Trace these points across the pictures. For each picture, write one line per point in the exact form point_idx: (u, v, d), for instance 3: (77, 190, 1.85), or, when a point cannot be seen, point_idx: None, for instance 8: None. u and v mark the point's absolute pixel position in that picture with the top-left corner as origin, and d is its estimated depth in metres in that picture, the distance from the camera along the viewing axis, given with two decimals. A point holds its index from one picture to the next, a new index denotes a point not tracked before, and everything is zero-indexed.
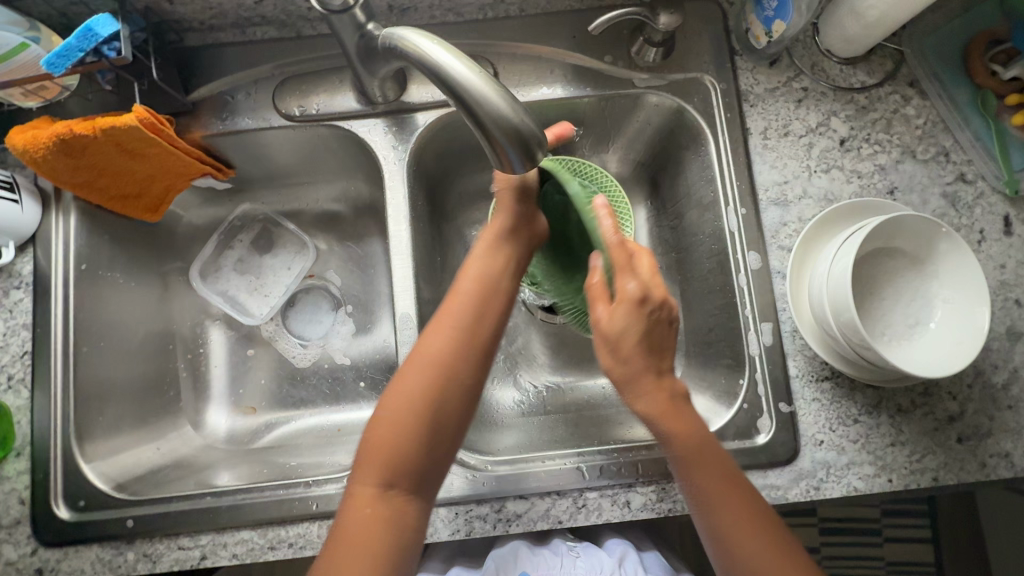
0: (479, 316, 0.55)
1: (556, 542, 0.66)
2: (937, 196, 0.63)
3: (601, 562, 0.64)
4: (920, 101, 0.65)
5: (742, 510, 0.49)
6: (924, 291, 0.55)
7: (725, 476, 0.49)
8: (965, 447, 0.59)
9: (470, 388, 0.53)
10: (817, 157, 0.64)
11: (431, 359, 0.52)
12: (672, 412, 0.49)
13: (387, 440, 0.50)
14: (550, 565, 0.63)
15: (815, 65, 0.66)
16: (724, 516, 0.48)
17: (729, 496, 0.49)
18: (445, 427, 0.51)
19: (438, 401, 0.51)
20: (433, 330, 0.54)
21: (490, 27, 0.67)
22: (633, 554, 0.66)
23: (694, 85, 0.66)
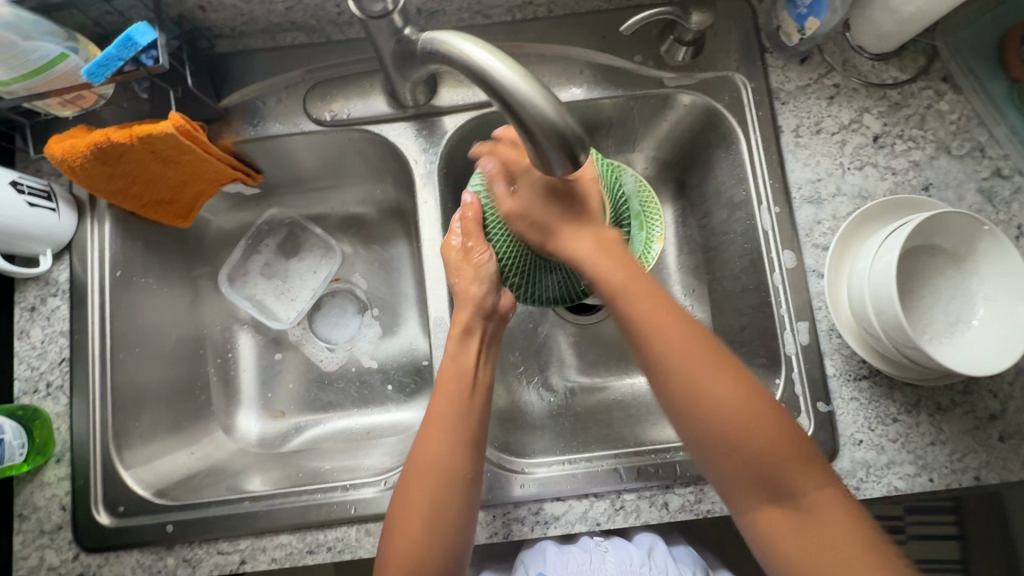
0: (464, 414, 0.54)
1: (583, 539, 0.65)
2: (974, 192, 0.62)
3: (630, 555, 0.63)
4: (954, 97, 0.64)
5: (704, 358, 0.48)
6: (965, 288, 0.54)
7: (674, 318, 0.50)
8: (1006, 445, 0.58)
9: (469, 480, 0.53)
10: (850, 154, 0.63)
11: (425, 475, 0.52)
12: (605, 250, 0.52)
13: (403, 544, 0.51)
14: (579, 561, 0.61)
15: (846, 61, 0.65)
16: (726, 411, 0.47)
17: (712, 381, 0.48)
18: (454, 522, 0.51)
19: (439, 497, 0.51)
20: (422, 440, 0.54)
21: (518, 29, 0.67)
22: (662, 546, 0.66)
23: (724, 83, 0.66)
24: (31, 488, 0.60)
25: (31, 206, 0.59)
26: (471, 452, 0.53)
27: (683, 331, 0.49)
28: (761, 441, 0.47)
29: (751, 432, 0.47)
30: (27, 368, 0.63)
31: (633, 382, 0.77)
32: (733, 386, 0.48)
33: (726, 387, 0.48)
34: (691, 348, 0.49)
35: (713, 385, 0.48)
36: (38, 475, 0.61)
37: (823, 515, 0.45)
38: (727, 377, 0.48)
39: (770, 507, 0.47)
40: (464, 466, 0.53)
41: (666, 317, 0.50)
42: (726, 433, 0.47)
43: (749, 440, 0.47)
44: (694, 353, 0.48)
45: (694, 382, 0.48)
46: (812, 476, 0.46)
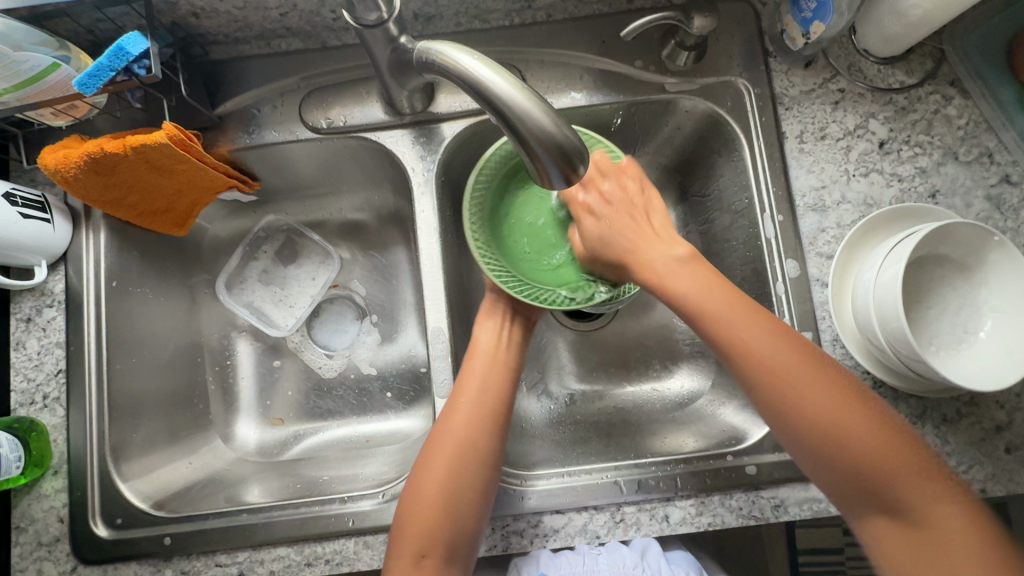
0: (485, 391, 0.57)
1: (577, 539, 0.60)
2: (981, 199, 0.61)
3: (624, 557, 0.58)
4: (962, 101, 0.63)
5: (804, 374, 0.49)
6: (972, 299, 0.53)
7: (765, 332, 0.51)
8: (1013, 457, 0.57)
9: (489, 461, 0.54)
10: (856, 161, 0.62)
11: (442, 450, 0.54)
12: (696, 281, 0.55)
13: (420, 518, 0.52)
14: (572, 563, 0.57)
15: (851, 66, 0.64)
16: (829, 420, 0.48)
17: (814, 391, 0.49)
18: (473, 495, 0.53)
19: (453, 478, 0.53)
20: (444, 417, 0.56)
21: (516, 34, 0.66)
22: (656, 547, 0.60)
23: (727, 88, 0.64)
24: (29, 501, 0.60)
25: (25, 217, 0.58)
26: (494, 429, 0.56)
27: (776, 344, 0.51)
28: (879, 454, 0.47)
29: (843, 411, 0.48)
30: (23, 380, 0.62)
31: (634, 389, 0.76)
32: (818, 375, 0.49)
33: (838, 404, 0.48)
34: (794, 368, 0.50)
35: (835, 418, 0.48)
36: (35, 486, 0.61)
37: (938, 532, 0.44)
38: (827, 389, 0.49)
39: (876, 515, 0.47)
40: (488, 440, 0.55)
41: (775, 336, 0.51)
42: (829, 438, 0.48)
43: (858, 447, 0.47)
44: (799, 365, 0.50)
45: (799, 401, 0.49)
46: (927, 489, 0.45)
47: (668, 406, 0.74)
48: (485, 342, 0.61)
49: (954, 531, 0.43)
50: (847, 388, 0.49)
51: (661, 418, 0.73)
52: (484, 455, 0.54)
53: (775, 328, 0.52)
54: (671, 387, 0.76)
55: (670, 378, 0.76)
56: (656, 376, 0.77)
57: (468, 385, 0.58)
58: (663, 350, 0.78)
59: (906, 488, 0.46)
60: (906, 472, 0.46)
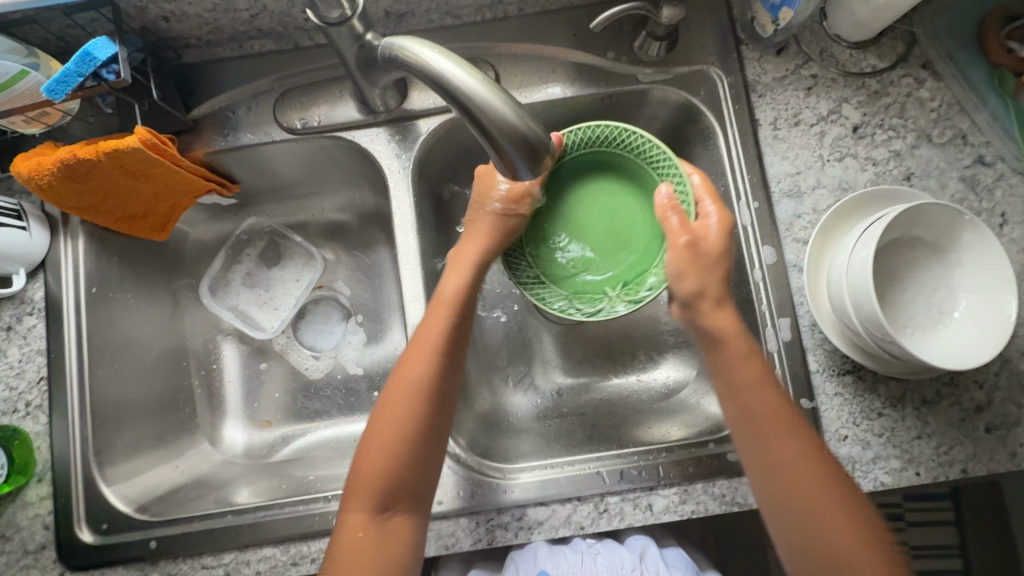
0: (447, 346, 0.56)
1: (575, 542, 0.66)
2: (956, 180, 0.61)
3: (621, 559, 0.65)
4: (934, 84, 0.63)
5: (799, 457, 0.50)
6: (946, 280, 0.53)
7: (783, 421, 0.51)
8: (993, 437, 0.57)
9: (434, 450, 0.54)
10: (830, 146, 0.62)
11: (393, 417, 0.53)
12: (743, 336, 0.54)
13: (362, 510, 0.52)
14: (570, 562, 0.62)
15: (822, 51, 0.64)
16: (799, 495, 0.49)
17: (798, 465, 0.49)
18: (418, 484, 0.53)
19: (395, 453, 0.52)
20: (402, 373, 0.55)
21: (489, 29, 0.66)
22: (654, 549, 0.67)
23: (701, 77, 0.65)
24: (14, 509, 0.60)
25: (0, 226, 0.58)
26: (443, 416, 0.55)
27: (789, 440, 0.50)
28: (840, 541, 0.47)
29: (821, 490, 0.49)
30: (5, 388, 0.62)
31: (620, 381, 0.77)
32: (809, 453, 0.50)
33: (842, 528, 0.47)
34: (790, 455, 0.50)
35: (806, 494, 0.49)
36: (20, 495, 0.61)
37: None
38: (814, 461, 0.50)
39: None
40: (437, 426, 0.54)
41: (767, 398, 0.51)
42: (804, 515, 0.48)
43: (826, 532, 0.48)
44: (788, 437, 0.50)
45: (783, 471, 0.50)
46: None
47: (654, 396, 0.74)
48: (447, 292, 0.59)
49: None
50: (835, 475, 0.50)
51: (646, 409, 0.73)
52: (432, 440, 0.54)
53: (775, 394, 0.52)
54: (657, 377, 0.76)
55: (655, 368, 0.76)
56: (642, 368, 0.77)
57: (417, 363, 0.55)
58: (648, 341, 0.78)
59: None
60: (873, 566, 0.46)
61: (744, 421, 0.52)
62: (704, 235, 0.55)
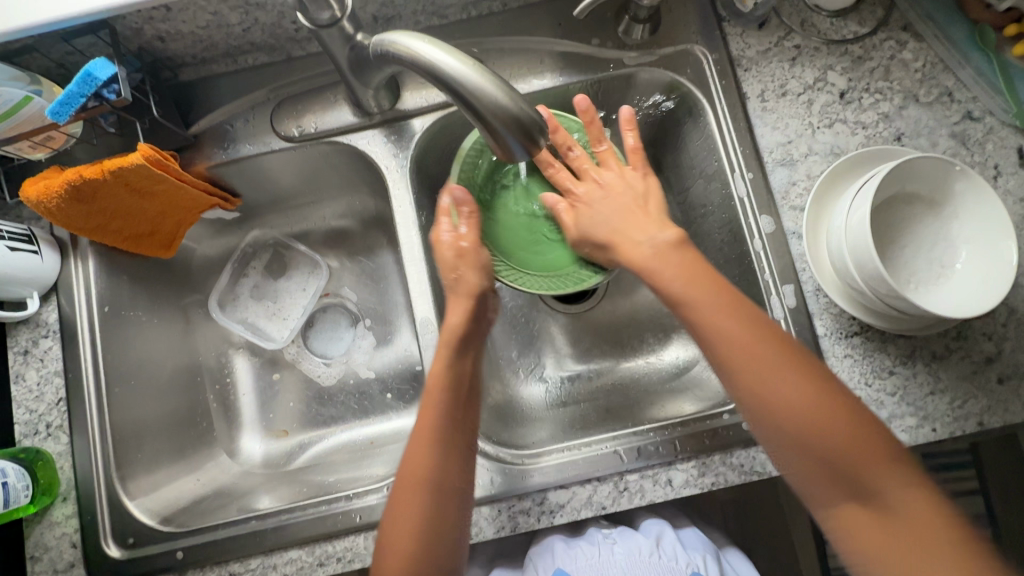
0: (458, 395, 0.55)
1: (591, 533, 0.69)
2: (946, 137, 0.62)
3: (638, 545, 0.67)
4: (916, 45, 0.64)
5: (778, 365, 0.47)
6: (945, 233, 0.54)
7: (753, 339, 0.48)
8: (1007, 387, 0.57)
9: (459, 496, 0.53)
10: (819, 114, 0.63)
11: (419, 476, 0.52)
12: (667, 260, 0.52)
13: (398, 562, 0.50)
14: (588, 555, 0.65)
15: (803, 22, 0.65)
16: (790, 403, 0.46)
17: (783, 375, 0.47)
18: (450, 527, 0.52)
19: (427, 512, 0.51)
20: (413, 446, 0.53)
21: (475, 26, 0.68)
22: (669, 533, 0.70)
23: (686, 56, 0.66)
24: (40, 530, 0.61)
25: (13, 251, 0.60)
26: (462, 461, 0.54)
27: (767, 349, 0.47)
28: (847, 446, 0.44)
29: (810, 397, 0.46)
30: (25, 411, 0.63)
31: (630, 364, 0.77)
32: (794, 364, 0.47)
33: (845, 433, 0.45)
34: (777, 368, 0.47)
35: (799, 403, 0.46)
36: (45, 515, 0.61)
37: (910, 519, 0.42)
38: (796, 369, 0.47)
39: (848, 506, 0.45)
40: (460, 473, 0.53)
41: (742, 319, 0.49)
42: (800, 426, 0.46)
43: (829, 440, 0.45)
44: (769, 354, 0.47)
45: (769, 388, 0.46)
46: (899, 473, 0.44)
47: (665, 376, 0.74)
48: (441, 363, 0.56)
49: (922, 513, 0.42)
50: (824, 379, 0.47)
51: (658, 389, 0.73)
52: (456, 485, 0.53)
53: (748, 313, 0.49)
54: (667, 357, 0.76)
55: (665, 349, 0.77)
56: (651, 349, 0.77)
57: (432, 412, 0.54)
58: (655, 324, 0.78)
59: (882, 485, 0.43)
60: (875, 460, 0.44)
61: (717, 346, 0.49)
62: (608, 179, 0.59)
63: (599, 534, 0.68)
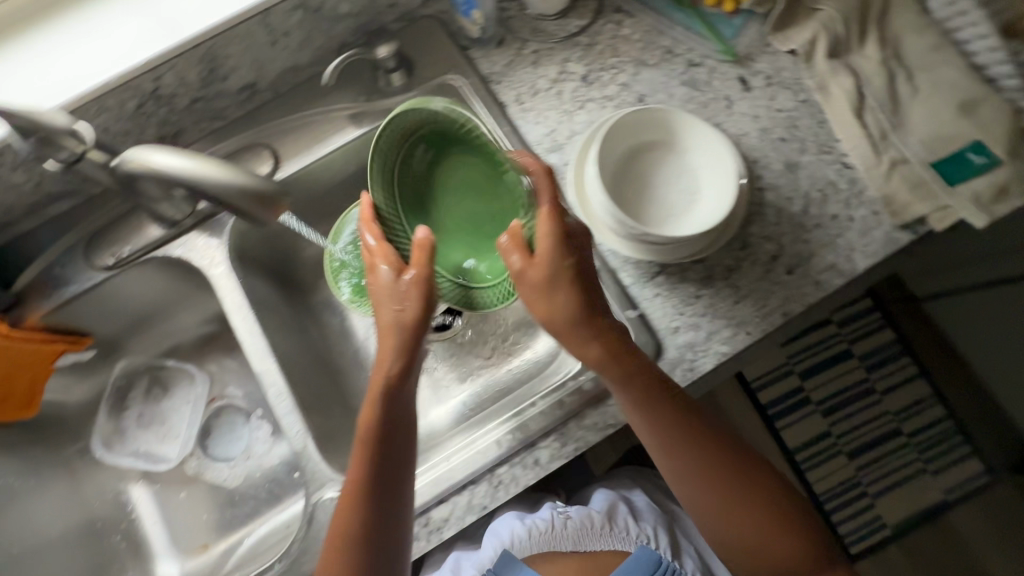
0: (388, 427, 0.56)
1: (546, 509, 0.77)
2: (679, 87, 0.71)
3: (592, 520, 0.76)
4: (631, 20, 0.74)
5: (738, 482, 0.57)
6: (682, 164, 0.62)
7: (730, 459, 0.58)
8: (797, 275, 0.64)
9: (392, 521, 0.54)
10: (570, 100, 0.71)
11: (354, 501, 0.55)
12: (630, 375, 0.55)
13: (335, 554, 0.54)
14: (543, 530, 0.74)
15: (534, 29, 0.74)
16: (743, 514, 0.57)
17: (738, 487, 0.57)
18: (382, 546, 0.54)
19: (359, 530, 0.54)
20: (348, 483, 0.56)
21: (258, 117, 0.74)
22: (621, 508, 0.78)
23: (445, 86, 0.73)
24: None
25: None
26: (401, 482, 0.55)
27: (723, 466, 0.58)
28: (783, 547, 0.56)
29: (760, 507, 0.57)
30: None
31: (511, 365, 0.81)
32: (748, 479, 0.58)
33: (782, 537, 0.56)
34: (732, 484, 0.57)
35: (747, 513, 0.57)
36: None
37: None
38: (751, 486, 0.58)
39: None
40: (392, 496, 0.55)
41: (706, 437, 0.58)
42: (746, 533, 0.57)
43: (772, 545, 0.56)
44: (728, 470, 0.58)
45: (728, 496, 0.57)
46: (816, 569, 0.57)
47: (540, 367, 0.79)
48: (376, 409, 0.56)
49: None
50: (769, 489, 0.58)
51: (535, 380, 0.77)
52: (389, 505, 0.54)
53: (715, 429, 0.58)
54: (540, 348, 0.81)
55: (537, 341, 0.81)
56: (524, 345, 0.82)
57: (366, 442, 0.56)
58: (522, 323, 0.83)
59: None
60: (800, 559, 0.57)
61: (693, 458, 0.57)
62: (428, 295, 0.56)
63: (558, 513, 0.76)
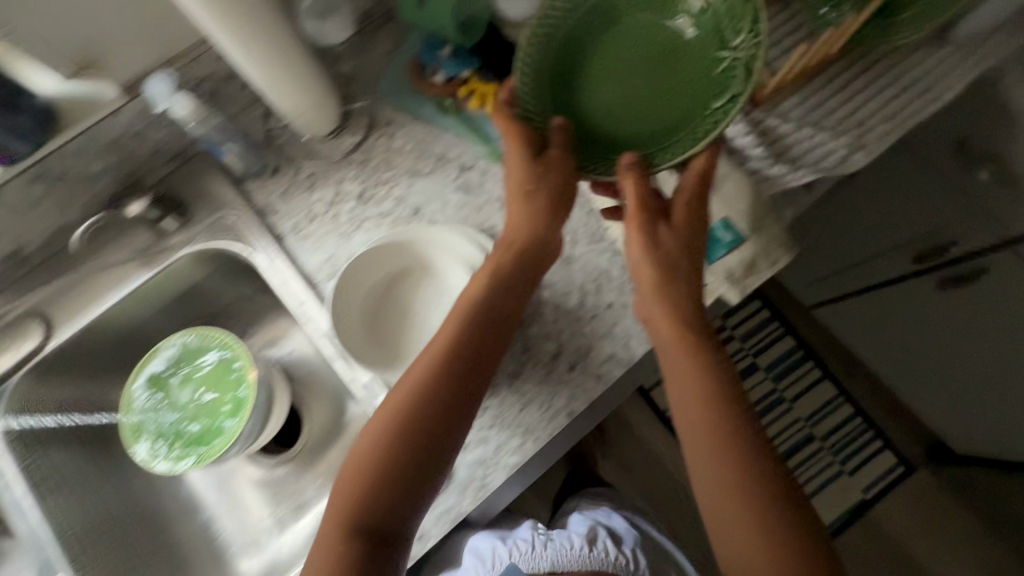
0: (450, 354, 0.53)
1: (526, 530, 0.86)
2: (454, 193, 0.72)
3: (570, 543, 0.85)
4: (403, 131, 0.74)
5: (733, 477, 0.48)
6: (439, 287, 0.62)
7: (725, 461, 0.48)
8: (579, 372, 0.65)
9: (411, 455, 0.50)
10: (347, 221, 0.71)
11: (395, 398, 0.52)
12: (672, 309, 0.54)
13: (350, 476, 0.50)
14: (522, 551, 0.83)
15: (308, 152, 0.74)
16: (727, 525, 0.48)
17: (733, 487, 0.48)
18: (351, 517, 0.48)
19: (378, 449, 0.50)
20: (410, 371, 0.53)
21: (34, 282, 0.72)
22: (599, 534, 0.86)
23: (221, 224, 0.73)
24: None
25: None
26: (421, 438, 0.50)
27: (713, 458, 0.49)
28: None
29: (762, 515, 0.46)
30: None
31: None
32: (736, 496, 0.47)
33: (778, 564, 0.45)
34: (723, 484, 0.48)
35: (736, 528, 0.47)
36: None
37: None
38: (760, 493, 0.47)
39: None
40: (433, 414, 0.51)
41: (700, 414, 0.51)
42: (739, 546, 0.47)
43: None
44: (723, 467, 0.48)
45: (716, 488, 0.49)
46: None
47: None
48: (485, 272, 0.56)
49: None
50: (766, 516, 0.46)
51: None
52: (410, 438, 0.50)
53: (703, 406, 0.51)
54: None
55: None
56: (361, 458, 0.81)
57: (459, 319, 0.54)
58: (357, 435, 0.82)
59: None
60: None
61: (688, 433, 0.51)
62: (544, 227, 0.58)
63: (539, 534, 0.85)
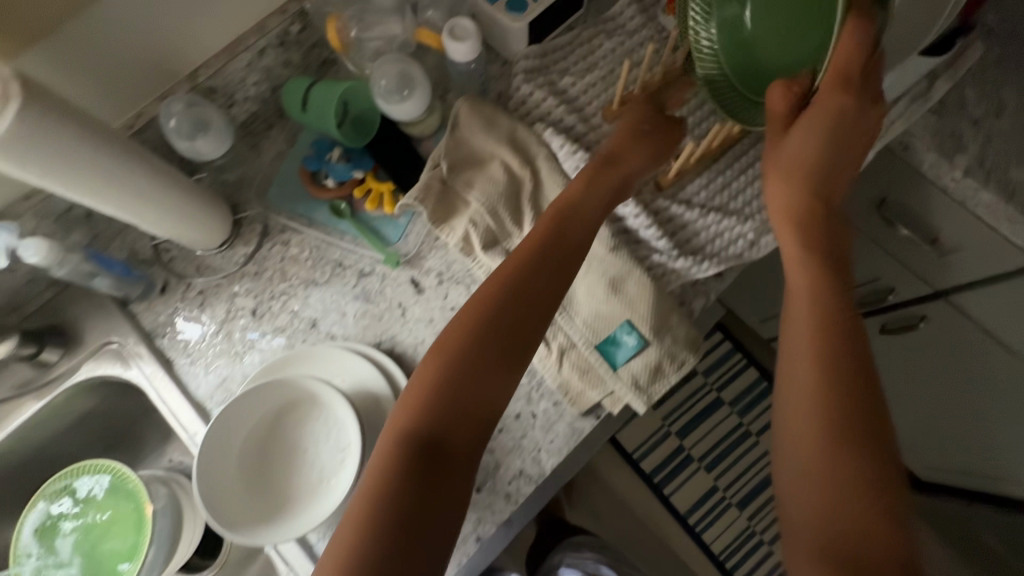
0: (531, 267, 0.56)
1: None
2: (352, 302, 0.68)
3: None
4: (298, 237, 0.71)
5: (847, 392, 0.46)
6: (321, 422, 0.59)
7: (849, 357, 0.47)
8: (486, 492, 0.62)
9: (476, 400, 0.51)
10: (240, 340, 0.67)
11: (463, 348, 0.52)
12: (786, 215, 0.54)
13: (391, 436, 0.50)
14: None
15: (199, 266, 0.70)
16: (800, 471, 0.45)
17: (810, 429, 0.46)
18: (405, 483, 0.47)
19: (428, 416, 0.49)
20: (453, 326, 0.54)
21: None
22: None
23: (110, 350, 0.69)
24: None
25: None
26: (498, 380, 0.52)
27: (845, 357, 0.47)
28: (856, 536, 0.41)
29: (829, 471, 0.44)
30: None
31: None
32: (853, 388, 0.46)
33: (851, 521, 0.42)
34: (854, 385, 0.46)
35: (852, 453, 0.44)
36: None
37: None
38: (852, 412, 0.45)
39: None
40: (484, 378, 0.51)
41: (823, 325, 0.48)
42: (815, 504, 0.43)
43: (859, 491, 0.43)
44: (841, 377, 0.46)
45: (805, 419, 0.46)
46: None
47: None
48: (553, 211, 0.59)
49: None
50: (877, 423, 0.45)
51: None
52: (467, 398, 0.51)
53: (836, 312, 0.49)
54: None
55: None
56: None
57: (510, 273, 0.56)
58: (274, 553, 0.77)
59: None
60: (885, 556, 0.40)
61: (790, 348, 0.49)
62: (627, 155, 0.65)
63: None
